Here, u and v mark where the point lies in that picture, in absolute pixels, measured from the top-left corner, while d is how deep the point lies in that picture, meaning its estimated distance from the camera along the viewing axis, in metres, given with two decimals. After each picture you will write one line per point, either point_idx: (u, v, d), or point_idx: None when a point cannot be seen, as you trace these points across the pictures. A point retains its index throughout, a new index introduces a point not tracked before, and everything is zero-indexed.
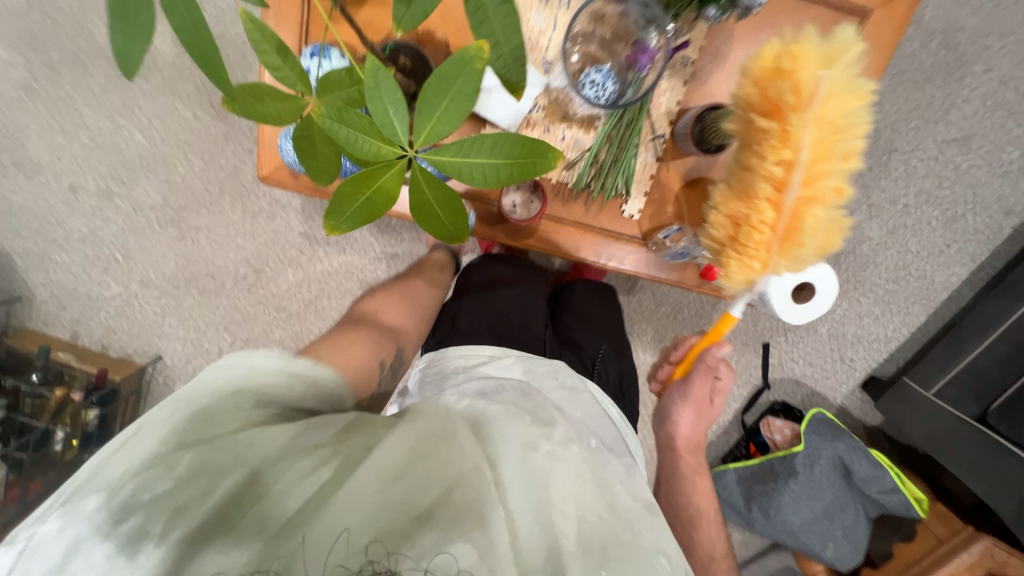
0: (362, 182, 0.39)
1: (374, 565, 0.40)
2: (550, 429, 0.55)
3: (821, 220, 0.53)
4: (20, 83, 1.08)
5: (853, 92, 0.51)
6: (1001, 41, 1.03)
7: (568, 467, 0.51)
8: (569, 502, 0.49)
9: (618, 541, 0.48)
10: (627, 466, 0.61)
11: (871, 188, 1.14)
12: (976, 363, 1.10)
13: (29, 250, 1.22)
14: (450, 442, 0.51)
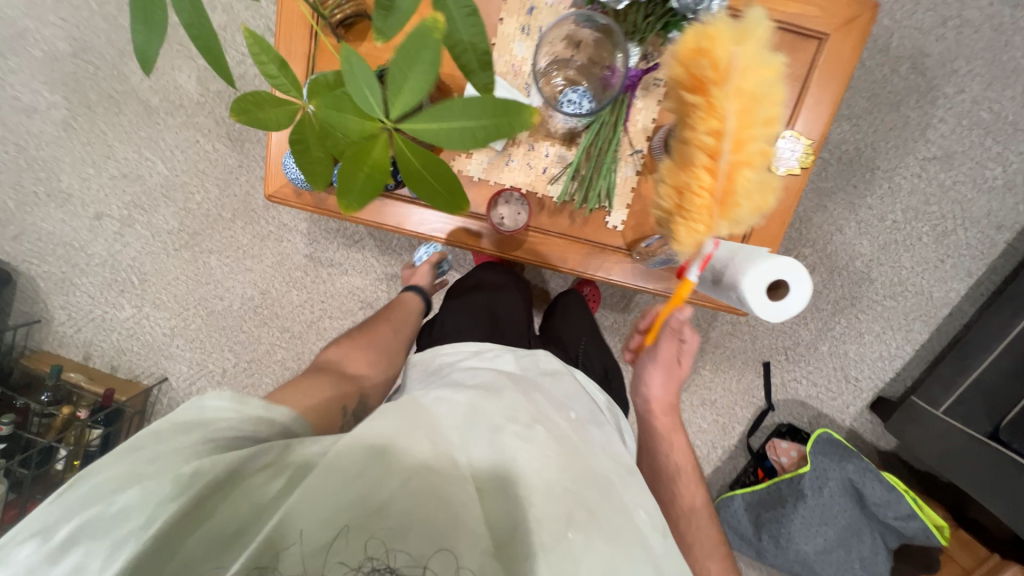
0: (350, 162, 0.38)
1: (374, 562, 0.43)
2: (518, 410, 0.59)
3: (752, 182, 0.60)
4: (59, 122, 1.19)
5: (767, 64, 0.58)
6: (969, 65, 1.08)
7: (535, 444, 0.55)
8: (538, 475, 0.53)
9: (585, 507, 0.52)
10: (607, 437, 0.66)
11: (858, 205, 1.17)
12: (982, 378, 1.07)
13: (52, 274, 1.29)
14: (412, 432, 0.52)
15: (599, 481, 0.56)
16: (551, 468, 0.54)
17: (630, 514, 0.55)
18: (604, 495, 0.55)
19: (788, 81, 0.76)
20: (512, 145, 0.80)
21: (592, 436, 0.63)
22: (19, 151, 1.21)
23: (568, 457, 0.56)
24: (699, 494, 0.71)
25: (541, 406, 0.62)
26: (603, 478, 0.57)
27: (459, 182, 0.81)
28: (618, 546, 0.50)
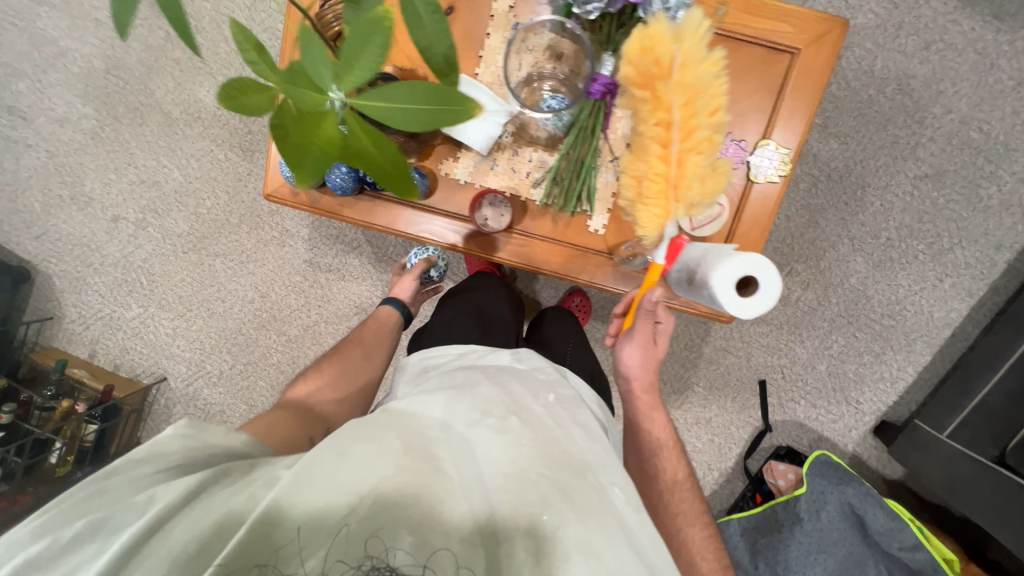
0: (302, 137, 0.39)
1: (371, 560, 0.44)
2: (492, 404, 0.60)
3: (702, 164, 0.68)
4: (87, 131, 1.28)
5: (705, 61, 0.67)
6: (956, 86, 1.10)
7: (509, 436, 0.56)
8: (511, 465, 0.54)
9: (562, 485, 0.53)
10: (586, 420, 0.66)
11: (849, 222, 1.17)
12: (987, 400, 1.03)
13: (67, 273, 1.36)
14: (378, 437, 0.53)
15: (578, 465, 0.57)
16: (525, 456, 0.55)
17: (609, 494, 0.55)
18: (582, 479, 0.55)
19: (763, 93, 0.79)
20: (497, 150, 0.84)
21: (573, 421, 0.64)
22: (50, 157, 1.30)
23: (543, 444, 0.57)
24: (680, 470, 0.76)
25: (517, 397, 0.64)
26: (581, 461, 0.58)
27: (447, 185, 0.85)
28: (596, 526, 0.51)
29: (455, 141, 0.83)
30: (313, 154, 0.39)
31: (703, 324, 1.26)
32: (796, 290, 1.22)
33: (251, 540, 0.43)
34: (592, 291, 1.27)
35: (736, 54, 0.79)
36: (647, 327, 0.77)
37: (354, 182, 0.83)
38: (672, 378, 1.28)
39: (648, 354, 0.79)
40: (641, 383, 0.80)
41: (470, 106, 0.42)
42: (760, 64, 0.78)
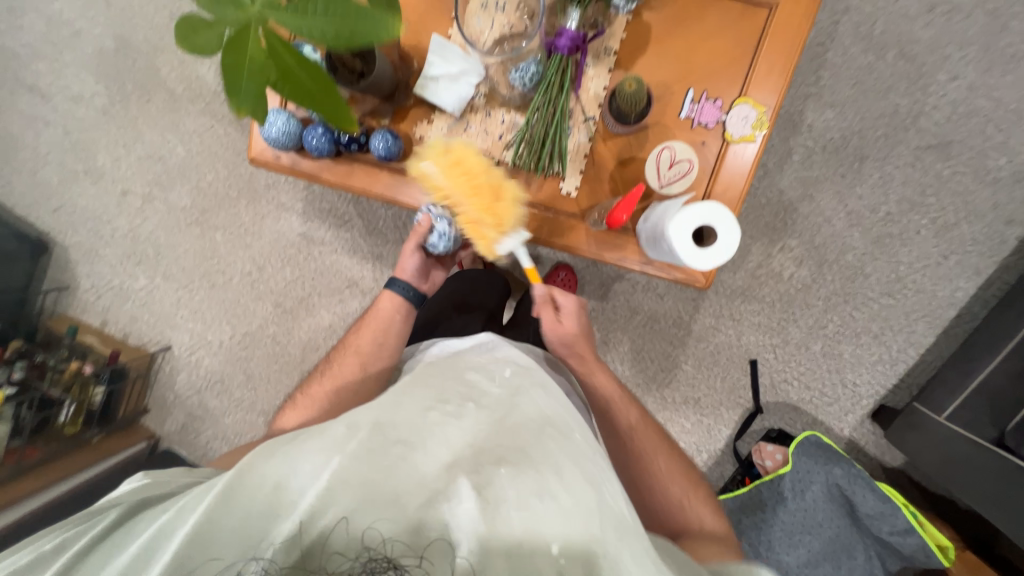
0: (234, 64, 0.47)
1: (370, 550, 0.49)
2: (443, 391, 0.65)
3: (484, 194, 0.73)
4: (100, 108, 1.35)
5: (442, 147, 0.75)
6: (962, 51, 1.05)
7: (462, 416, 0.61)
8: (467, 441, 0.58)
9: (521, 444, 0.59)
10: (545, 386, 0.71)
11: (846, 196, 1.13)
12: (989, 380, 0.98)
13: (81, 244, 1.43)
14: (326, 437, 0.57)
15: (534, 428, 0.62)
16: (479, 432, 0.59)
17: (570, 444, 0.62)
18: (539, 437, 0.61)
19: (739, 50, 0.78)
20: (470, 112, 0.84)
21: (528, 392, 0.69)
22: (66, 133, 1.38)
23: (495, 417, 0.62)
24: (633, 413, 0.84)
25: (470, 381, 0.68)
26: (538, 423, 0.63)
27: (422, 147, 0.86)
28: (552, 474, 0.56)
29: (429, 103, 0.84)
30: (247, 81, 0.48)
31: (693, 301, 1.23)
32: (790, 267, 1.18)
33: (239, 536, 0.51)
34: (579, 266, 1.26)
35: (710, 10, 0.77)
36: (547, 315, 0.84)
37: (331, 143, 0.84)
38: (659, 356, 1.26)
39: (558, 335, 0.84)
40: (573, 351, 0.84)
41: (389, 20, 0.47)
42: (735, 19, 0.77)
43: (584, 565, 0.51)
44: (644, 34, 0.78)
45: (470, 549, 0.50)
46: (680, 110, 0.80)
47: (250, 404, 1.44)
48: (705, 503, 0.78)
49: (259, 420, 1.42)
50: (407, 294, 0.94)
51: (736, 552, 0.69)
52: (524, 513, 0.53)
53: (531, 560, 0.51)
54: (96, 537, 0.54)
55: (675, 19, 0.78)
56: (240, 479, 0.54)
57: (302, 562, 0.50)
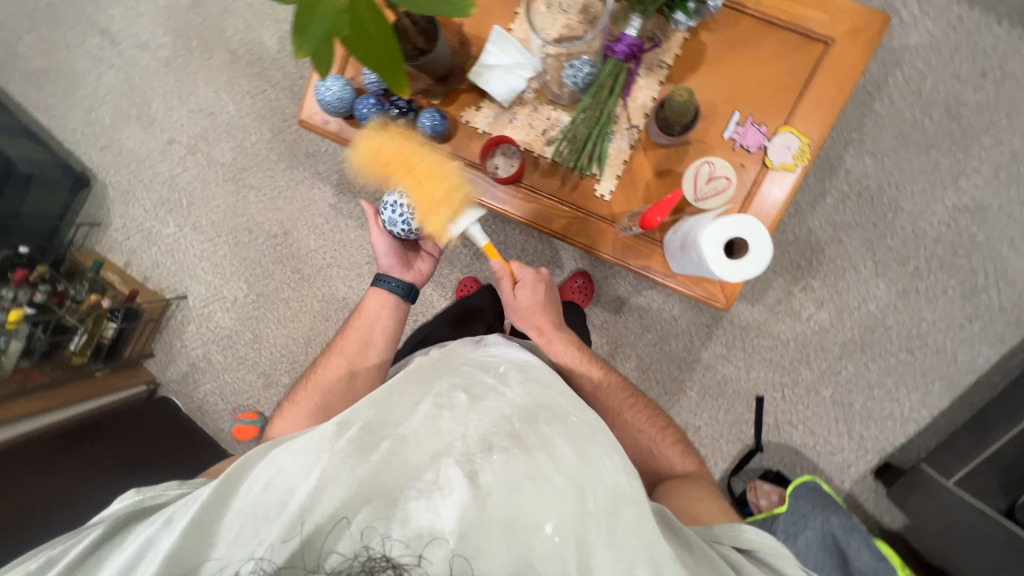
0: (309, 3, 0.48)
1: (370, 549, 0.51)
2: (437, 384, 0.68)
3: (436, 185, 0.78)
4: (163, 59, 1.42)
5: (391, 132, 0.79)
6: (1009, 118, 1.05)
7: (455, 407, 0.64)
8: (459, 433, 0.61)
9: (514, 430, 0.63)
10: (536, 379, 0.75)
11: (875, 245, 1.12)
12: (1002, 451, 0.95)
13: (120, 184, 1.48)
14: (315, 437, 0.59)
15: (524, 415, 0.66)
16: (472, 423, 0.62)
17: (566, 427, 0.65)
18: (531, 422, 0.65)
19: (790, 81, 0.79)
20: (518, 104, 0.86)
21: (520, 384, 0.72)
22: (127, 79, 1.44)
23: (486, 407, 0.65)
24: (597, 371, 0.90)
25: (465, 373, 0.72)
26: (528, 411, 0.67)
27: (466, 132, 0.88)
28: (544, 456, 0.60)
29: (480, 90, 0.87)
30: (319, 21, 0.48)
31: (706, 327, 1.22)
32: (809, 307, 1.17)
33: (235, 537, 0.53)
34: (597, 276, 1.26)
35: (766, 37, 0.79)
36: (507, 289, 0.92)
37: (380, 115, 0.87)
38: (665, 378, 1.25)
39: (515, 308, 0.92)
40: (533, 324, 0.91)
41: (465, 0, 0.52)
42: (790, 49, 0.78)
43: (576, 543, 0.55)
44: (699, 53, 0.80)
45: (466, 538, 0.52)
46: (723, 131, 0.81)
47: (253, 364, 1.46)
48: (676, 448, 0.87)
49: (259, 381, 1.45)
50: (393, 288, 0.96)
51: (708, 489, 0.78)
52: (517, 500, 0.56)
53: (525, 541, 0.54)
54: (88, 548, 0.57)
55: (731, 43, 0.79)
56: (228, 489, 0.57)
57: (294, 558, 0.51)
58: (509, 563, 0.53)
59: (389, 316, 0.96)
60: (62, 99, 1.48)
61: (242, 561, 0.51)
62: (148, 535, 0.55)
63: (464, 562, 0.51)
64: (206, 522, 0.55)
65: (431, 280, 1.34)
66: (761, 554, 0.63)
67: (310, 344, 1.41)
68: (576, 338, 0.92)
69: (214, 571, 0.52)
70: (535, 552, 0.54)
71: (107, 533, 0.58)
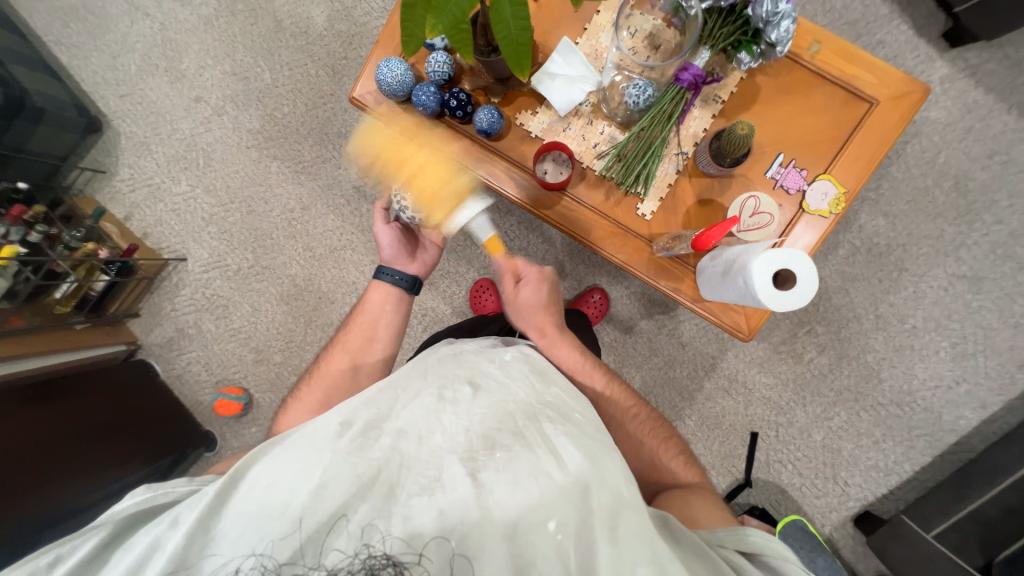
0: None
1: (370, 548, 0.47)
2: (442, 378, 0.66)
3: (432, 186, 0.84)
4: (204, 17, 1.39)
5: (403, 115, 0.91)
6: (1010, 200, 1.14)
7: (459, 402, 0.61)
8: (463, 428, 0.58)
9: (516, 427, 0.59)
10: (542, 377, 0.72)
11: (879, 300, 1.18)
12: (980, 509, 0.99)
13: (135, 135, 1.42)
14: (316, 437, 0.55)
15: (528, 410, 0.63)
16: (476, 418, 0.59)
17: (569, 422, 0.63)
18: (534, 419, 0.61)
19: (834, 132, 0.84)
20: (574, 116, 0.88)
21: (525, 377, 0.70)
22: (162, 30, 1.41)
23: (489, 401, 0.62)
24: (599, 380, 0.84)
25: (470, 366, 0.69)
26: (532, 406, 0.64)
27: (519, 135, 0.89)
28: (546, 453, 0.56)
29: (539, 95, 0.88)
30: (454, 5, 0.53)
31: (711, 358, 1.25)
32: (811, 351, 1.21)
33: (237, 535, 0.49)
34: (612, 293, 1.28)
35: (817, 88, 0.83)
36: (508, 286, 0.88)
37: (437, 104, 0.87)
38: (666, 404, 1.26)
39: (516, 306, 0.87)
40: (533, 322, 0.86)
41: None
42: (837, 103, 0.83)
43: (580, 545, 0.51)
44: (753, 93, 0.84)
45: (472, 539, 0.48)
46: (766, 170, 0.85)
47: (246, 338, 1.40)
48: (680, 458, 0.81)
49: (249, 356, 1.39)
50: (396, 281, 0.93)
51: (715, 501, 0.72)
52: (522, 499, 0.51)
53: (526, 543, 0.49)
54: (93, 550, 0.51)
55: (784, 88, 0.84)
56: (235, 486, 0.53)
57: (294, 555, 0.46)
58: (511, 567, 0.48)
59: (392, 311, 0.92)
60: (88, 39, 1.43)
61: (243, 558, 0.47)
62: (154, 537, 0.50)
63: (466, 564, 0.47)
64: (212, 521, 0.50)
65: (446, 276, 1.33)
66: (767, 557, 0.58)
67: (311, 324, 1.37)
68: (578, 343, 0.86)
69: (215, 569, 0.47)
70: (538, 555, 0.49)
71: (109, 537, 0.52)
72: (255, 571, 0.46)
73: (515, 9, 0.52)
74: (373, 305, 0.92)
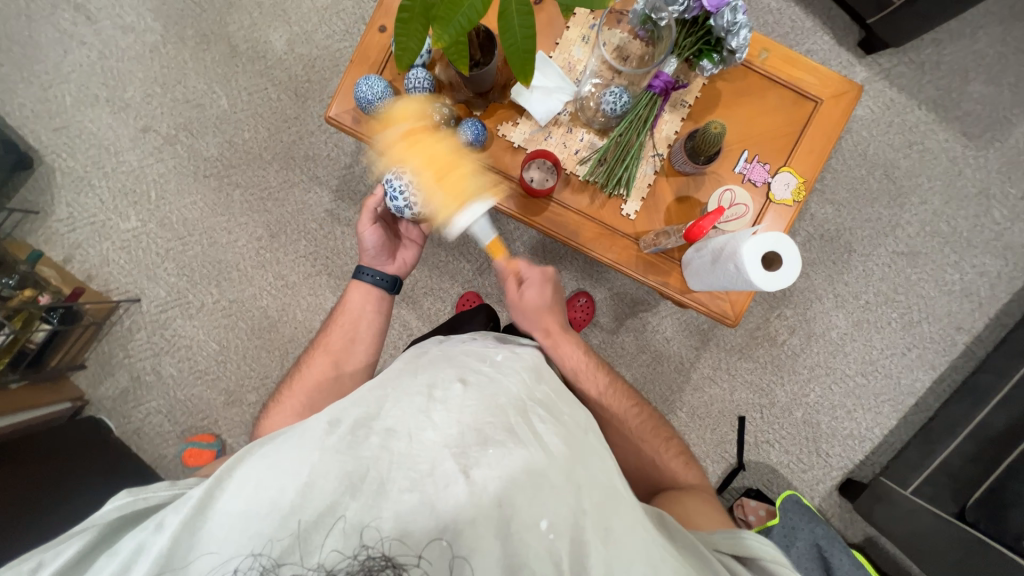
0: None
1: (367, 550, 0.44)
2: (434, 374, 0.61)
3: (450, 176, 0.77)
4: (149, 44, 1.32)
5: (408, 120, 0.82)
6: (930, 182, 1.29)
7: (449, 399, 0.56)
8: (454, 422, 0.53)
9: (509, 424, 0.55)
10: (535, 372, 0.69)
11: (835, 280, 1.29)
12: (947, 460, 1.09)
13: (74, 171, 1.31)
14: (304, 435, 0.52)
15: (521, 406, 0.59)
16: (467, 413, 0.55)
17: (561, 423, 0.60)
18: (527, 415, 0.58)
19: (788, 128, 0.92)
20: (553, 125, 0.91)
21: (517, 372, 0.66)
22: (100, 59, 1.32)
23: (484, 393, 0.58)
24: (602, 381, 0.84)
25: (461, 363, 0.64)
26: (523, 403, 0.60)
27: (503, 146, 0.91)
28: (539, 449, 0.53)
29: (519, 107, 0.91)
30: (461, 15, 0.53)
31: (694, 349, 1.30)
32: (783, 333, 1.30)
33: (229, 533, 0.45)
34: (596, 296, 1.31)
35: (769, 90, 0.92)
36: (512, 289, 0.86)
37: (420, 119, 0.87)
38: (657, 398, 1.30)
39: (520, 309, 0.86)
40: (539, 324, 0.85)
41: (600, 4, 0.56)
42: (788, 102, 0.92)
43: (573, 544, 0.48)
44: (715, 98, 0.91)
45: (469, 538, 0.45)
46: (735, 166, 0.92)
47: (214, 379, 1.30)
48: (680, 458, 0.83)
49: (220, 398, 1.29)
50: (376, 281, 0.88)
51: (709, 502, 0.74)
52: (516, 496, 0.48)
53: (518, 541, 0.46)
54: (79, 554, 0.47)
55: (741, 92, 0.92)
56: (221, 487, 0.49)
57: (290, 553, 0.43)
58: (505, 564, 0.45)
59: (375, 313, 0.87)
60: (12, 70, 1.32)
61: (239, 556, 0.44)
62: (140, 541, 0.46)
63: (463, 564, 0.44)
64: (201, 519, 0.47)
65: (431, 293, 1.31)
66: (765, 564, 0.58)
67: (287, 357, 1.29)
68: (583, 344, 0.87)
69: (213, 566, 0.44)
70: (530, 554, 0.46)
71: (97, 540, 0.49)
72: (253, 570, 0.43)
73: (523, 19, 0.54)
74: (354, 305, 0.87)
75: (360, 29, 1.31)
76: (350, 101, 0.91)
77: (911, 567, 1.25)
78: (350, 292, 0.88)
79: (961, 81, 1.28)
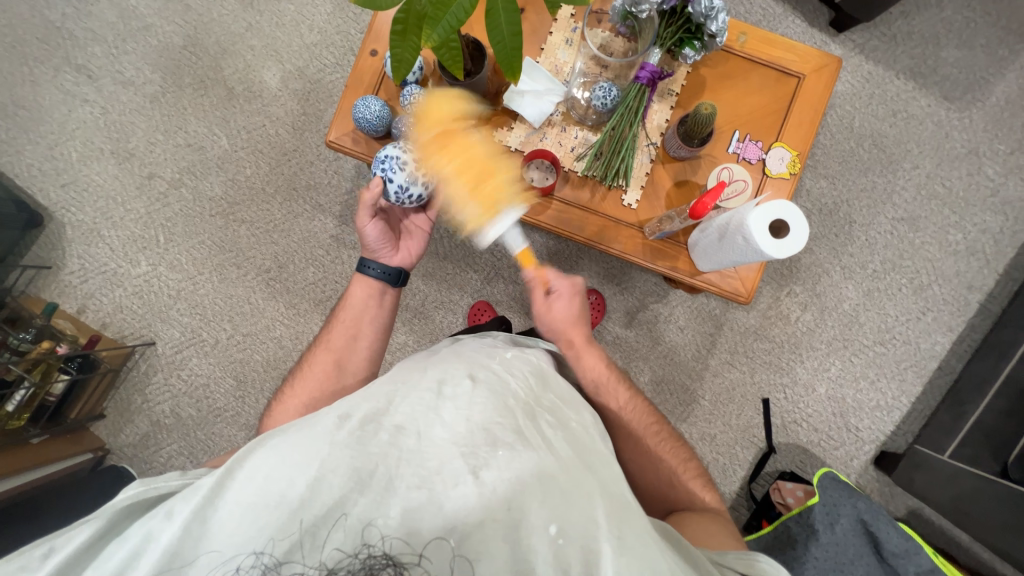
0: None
1: (369, 547, 0.43)
2: (443, 370, 0.60)
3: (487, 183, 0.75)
4: (149, 95, 1.37)
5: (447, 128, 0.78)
6: (919, 148, 1.31)
7: (459, 396, 0.55)
8: (463, 420, 0.53)
9: (517, 427, 0.53)
10: (539, 372, 0.67)
11: (840, 252, 1.30)
12: (981, 419, 1.09)
13: (83, 223, 1.34)
14: (313, 429, 0.52)
15: (528, 408, 0.58)
16: (476, 410, 0.54)
17: (566, 429, 0.59)
18: (532, 417, 0.57)
19: (775, 106, 0.95)
20: (548, 126, 0.94)
21: (525, 374, 0.64)
22: (104, 114, 1.37)
23: (491, 391, 0.57)
24: (622, 395, 0.82)
25: (469, 359, 0.63)
26: (530, 404, 0.59)
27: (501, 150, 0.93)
28: (549, 453, 0.52)
29: (512, 112, 0.94)
30: (450, 15, 0.55)
31: (709, 335, 1.30)
32: (796, 310, 1.30)
33: (235, 527, 0.45)
34: (606, 293, 1.31)
35: (752, 71, 0.95)
36: (539, 298, 0.85)
37: None
38: (679, 389, 1.29)
39: (547, 319, 0.85)
40: (561, 336, 0.84)
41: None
42: (773, 82, 0.95)
43: (584, 552, 0.46)
44: (700, 84, 0.94)
45: (472, 539, 0.45)
46: (728, 146, 0.94)
47: (233, 416, 1.29)
48: (698, 480, 0.78)
49: (241, 435, 1.28)
50: (380, 274, 0.88)
51: (727, 529, 0.69)
52: (526, 498, 0.47)
53: (526, 543, 0.45)
54: (88, 541, 0.47)
55: (726, 76, 0.94)
56: (232, 477, 0.50)
57: (292, 552, 0.43)
58: (513, 567, 0.44)
59: (379, 309, 0.88)
60: (19, 133, 1.36)
61: (241, 554, 0.43)
62: (148, 529, 0.47)
63: (466, 565, 0.44)
64: (210, 510, 0.47)
65: (441, 306, 1.32)
66: None
67: None
68: (605, 355, 0.86)
69: (213, 567, 0.43)
70: (539, 558, 0.45)
71: (107, 527, 0.49)
72: (255, 569, 0.42)
73: (509, 16, 0.56)
74: (356, 303, 0.87)
75: (350, 60, 1.36)
76: (349, 123, 0.94)
77: (961, 537, 1.21)
78: (352, 288, 0.88)
79: (935, 48, 1.32)
